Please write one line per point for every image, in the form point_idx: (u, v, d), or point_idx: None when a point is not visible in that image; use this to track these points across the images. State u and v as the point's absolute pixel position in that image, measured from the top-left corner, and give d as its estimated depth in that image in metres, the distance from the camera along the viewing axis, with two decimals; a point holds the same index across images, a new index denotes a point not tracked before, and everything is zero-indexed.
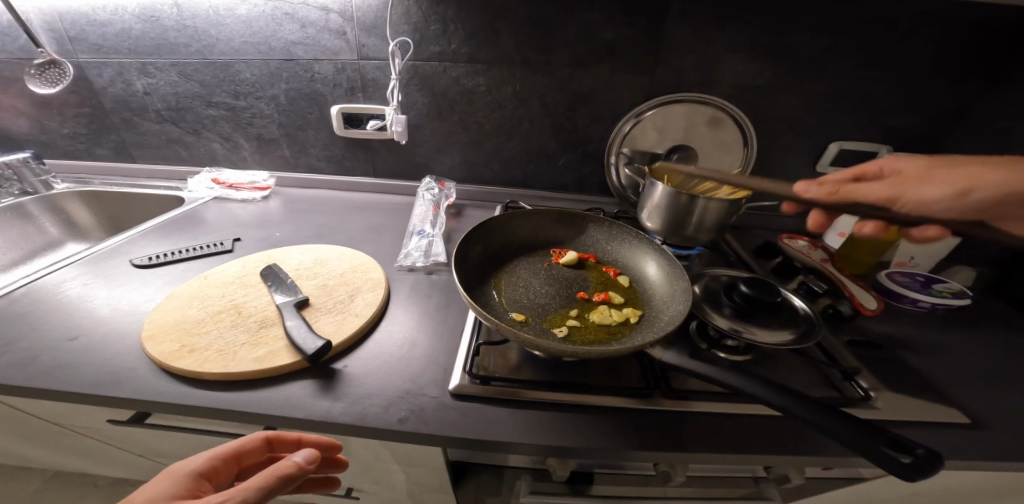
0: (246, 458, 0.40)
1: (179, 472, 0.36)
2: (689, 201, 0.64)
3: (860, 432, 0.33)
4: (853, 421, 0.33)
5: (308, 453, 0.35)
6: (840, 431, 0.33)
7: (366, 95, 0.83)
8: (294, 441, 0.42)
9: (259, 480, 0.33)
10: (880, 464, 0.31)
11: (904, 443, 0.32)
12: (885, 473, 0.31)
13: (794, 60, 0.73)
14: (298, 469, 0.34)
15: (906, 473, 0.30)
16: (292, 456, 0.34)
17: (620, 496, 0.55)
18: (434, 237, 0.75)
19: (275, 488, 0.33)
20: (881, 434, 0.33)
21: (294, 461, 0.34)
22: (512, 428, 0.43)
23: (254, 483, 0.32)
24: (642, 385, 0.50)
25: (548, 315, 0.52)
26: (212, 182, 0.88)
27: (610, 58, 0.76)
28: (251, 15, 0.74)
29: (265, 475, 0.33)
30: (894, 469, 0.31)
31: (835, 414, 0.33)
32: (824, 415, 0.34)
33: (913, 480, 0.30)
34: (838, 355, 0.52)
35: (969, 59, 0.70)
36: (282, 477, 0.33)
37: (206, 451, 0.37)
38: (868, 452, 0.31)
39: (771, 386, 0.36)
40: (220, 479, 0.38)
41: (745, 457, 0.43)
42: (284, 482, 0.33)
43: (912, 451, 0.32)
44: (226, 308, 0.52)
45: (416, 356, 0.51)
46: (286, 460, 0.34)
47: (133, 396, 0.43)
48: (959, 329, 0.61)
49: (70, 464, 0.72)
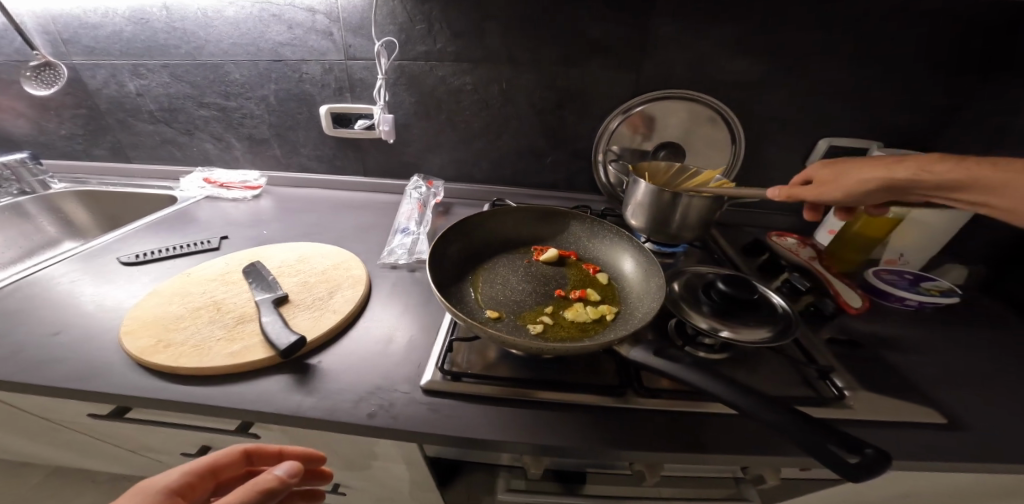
0: (223, 471, 0.41)
1: (151, 489, 0.36)
2: (672, 199, 0.64)
3: (810, 430, 0.32)
4: (804, 420, 0.33)
5: (290, 466, 0.35)
6: (790, 431, 0.32)
7: (354, 95, 0.83)
8: (274, 453, 0.45)
9: (241, 495, 0.33)
10: (824, 462, 0.30)
11: (854, 442, 0.32)
12: (834, 473, 0.30)
13: (780, 56, 0.72)
14: (279, 483, 0.34)
15: (851, 473, 0.30)
16: (273, 470, 0.35)
17: (610, 496, 0.55)
18: (418, 235, 0.76)
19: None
20: (832, 433, 0.32)
21: (276, 474, 0.35)
22: (481, 425, 0.43)
23: (236, 497, 0.32)
24: (616, 383, 0.50)
25: (523, 312, 0.52)
26: (204, 181, 0.90)
27: (595, 56, 0.75)
28: (239, 17, 0.75)
29: (247, 488, 0.33)
30: (839, 469, 0.30)
31: (788, 414, 0.32)
32: (780, 415, 0.33)
33: (857, 480, 0.29)
34: (815, 352, 0.52)
35: (963, 53, 0.68)
36: (263, 492, 0.33)
37: (181, 466, 0.38)
38: (816, 452, 0.31)
39: (725, 384, 0.36)
40: (196, 495, 0.39)
41: (714, 457, 0.43)
42: (266, 498, 0.33)
43: (861, 450, 0.31)
44: (206, 304, 0.53)
45: (392, 352, 0.51)
46: (267, 474, 0.35)
47: (110, 390, 0.43)
48: (948, 328, 0.60)
49: (63, 460, 0.73)
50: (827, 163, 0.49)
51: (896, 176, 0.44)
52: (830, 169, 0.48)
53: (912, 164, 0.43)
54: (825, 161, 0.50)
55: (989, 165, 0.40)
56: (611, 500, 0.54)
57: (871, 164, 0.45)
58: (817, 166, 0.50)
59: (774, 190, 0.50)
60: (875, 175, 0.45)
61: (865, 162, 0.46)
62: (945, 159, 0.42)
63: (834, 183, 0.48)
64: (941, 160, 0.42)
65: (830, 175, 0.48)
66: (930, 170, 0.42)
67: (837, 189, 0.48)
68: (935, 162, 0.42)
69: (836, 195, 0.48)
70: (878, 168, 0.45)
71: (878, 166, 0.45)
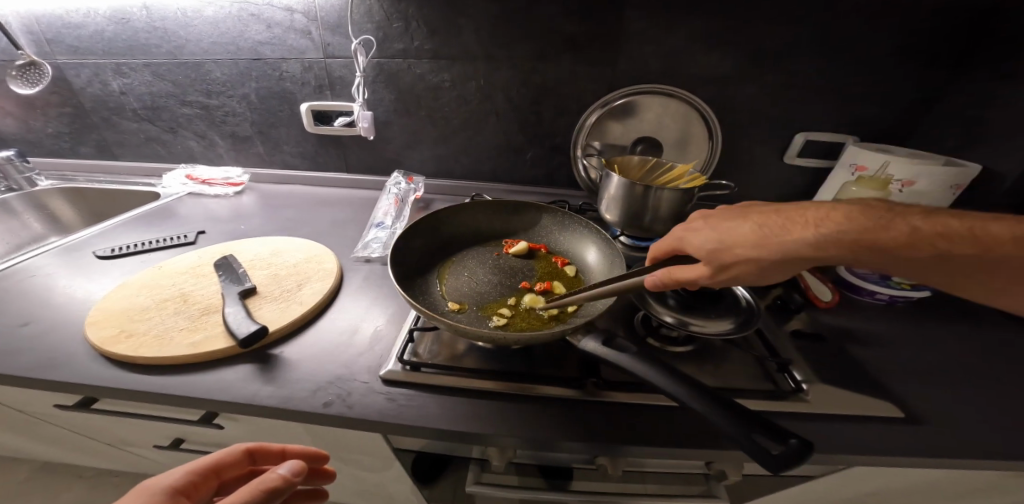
0: (226, 470, 0.41)
1: (155, 488, 0.36)
2: (643, 192, 0.64)
3: (738, 422, 0.32)
4: (735, 411, 0.33)
5: (293, 465, 0.36)
6: (716, 419, 0.32)
7: (334, 92, 0.84)
8: (277, 452, 0.46)
9: (245, 494, 0.33)
10: (748, 453, 0.30)
11: (780, 432, 0.31)
12: (756, 463, 0.30)
13: (754, 51, 0.72)
14: (283, 482, 0.35)
15: (773, 465, 0.29)
16: (277, 469, 0.35)
17: (598, 493, 0.54)
18: (394, 230, 0.77)
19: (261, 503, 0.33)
20: (759, 423, 0.32)
21: (280, 473, 0.35)
22: (437, 416, 0.44)
23: (240, 498, 0.32)
24: (576, 375, 0.50)
25: (486, 304, 0.53)
26: (187, 178, 0.91)
27: (570, 52, 0.76)
28: (218, 17, 0.76)
29: (251, 488, 0.33)
30: (762, 460, 0.30)
31: (717, 404, 0.33)
32: (711, 405, 0.33)
33: (776, 472, 0.29)
34: (780, 347, 0.52)
35: (937, 46, 0.68)
36: (267, 491, 0.34)
37: (185, 465, 0.38)
38: (742, 442, 0.31)
39: (666, 375, 0.36)
40: (200, 494, 0.39)
41: (669, 449, 0.43)
42: (270, 496, 0.34)
43: (785, 441, 0.30)
44: (174, 296, 0.54)
45: (356, 343, 0.52)
46: (270, 473, 0.35)
47: (71, 380, 0.44)
48: (919, 323, 0.60)
49: (42, 453, 0.74)
50: (698, 237, 0.41)
51: (780, 252, 0.37)
52: (709, 246, 0.40)
53: (789, 235, 0.37)
54: (692, 233, 0.42)
55: (854, 220, 0.36)
56: (601, 497, 0.53)
57: (749, 238, 0.38)
58: (687, 240, 0.42)
59: (654, 274, 0.41)
60: (759, 253, 0.38)
61: (741, 233, 0.39)
62: (814, 221, 0.37)
63: (722, 262, 0.39)
64: (811, 222, 0.37)
65: (714, 253, 0.40)
66: (813, 238, 0.36)
67: (729, 269, 0.39)
68: (810, 230, 0.37)
69: (731, 276, 0.40)
70: (758, 243, 0.38)
71: (756, 239, 0.38)
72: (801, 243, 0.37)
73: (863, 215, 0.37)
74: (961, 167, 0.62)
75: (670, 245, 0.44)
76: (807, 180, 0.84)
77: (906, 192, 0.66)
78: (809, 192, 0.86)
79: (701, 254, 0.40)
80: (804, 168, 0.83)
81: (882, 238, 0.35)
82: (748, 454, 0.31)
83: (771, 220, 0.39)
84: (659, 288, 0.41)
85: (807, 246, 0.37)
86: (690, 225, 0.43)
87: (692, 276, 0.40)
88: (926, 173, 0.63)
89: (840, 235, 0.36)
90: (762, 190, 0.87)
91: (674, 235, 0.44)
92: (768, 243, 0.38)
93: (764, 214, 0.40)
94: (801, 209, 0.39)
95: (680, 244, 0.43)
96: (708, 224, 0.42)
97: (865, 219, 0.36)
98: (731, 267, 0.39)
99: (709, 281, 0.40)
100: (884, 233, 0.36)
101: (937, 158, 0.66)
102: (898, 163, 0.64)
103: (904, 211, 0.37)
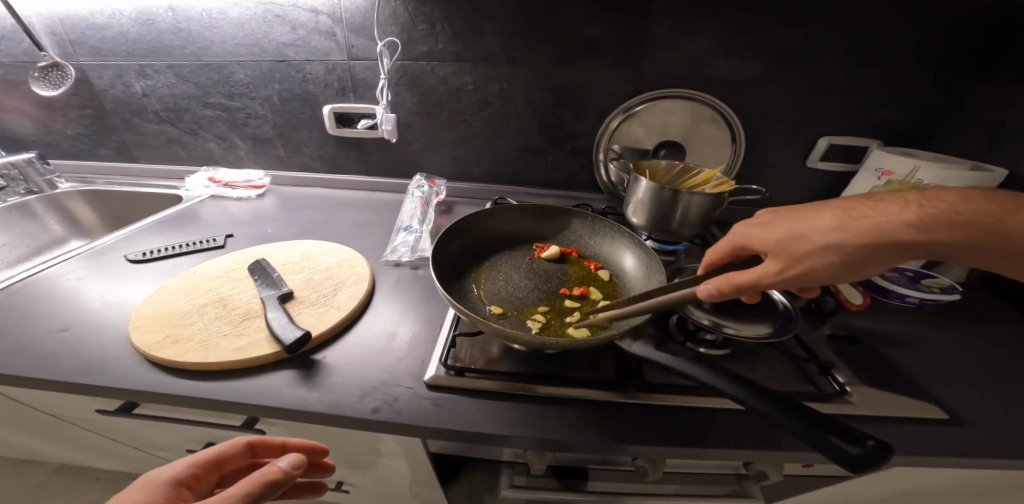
0: (228, 463, 0.41)
1: (157, 480, 0.37)
2: (673, 196, 0.64)
3: (811, 424, 0.33)
4: (805, 414, 0.34)
5: (293, 459, 0.36)
6: (786, 421, 0.34)
7: (357, 94, 0.84)
8: (277, 446, 0.44)
9: (245, 486, 0.34)
10: (828, 455, 0.32)
11: (855, 434, 0.33)
12: (835, 464, 0.32)
13: (779, 56, 0.72)
14: (283, 475, 0.35)
15: (852, 464, 0.31)
16: (277, 462, 0.36)
17: (620, 493, 0.53)
18: (421, 233, 0.77)
19: (261, 494, 0.34)
20: (830, 425, 0.33)
21: (279, 466, 0.35)
22: (487, 420, 0.44)
23: (239, 490, 0.33)
24: (616, 378, 0.50)
25: (527, 308, 0.53)
26: (208, 180, 0.91)
27: (595, 55, 0.76)
28: (243, 18, 0.76)
29: (250, 481, 0.34)
30: (842, 460, 0.32)
31: (790, 407, 0.34)
32: (782, 409, 0.35)
33: (857, 472, 0.31)
34: (817, 350, 0.52)
35: (961, 51, 0.68)
36: (266, 484, 0.34)
37: (187, 458, 0.38)
38: (818, 443, 0.32)
39: (729, 380, 0.38)
40: (202, 486, 0.39)
41: (720, 452, 0.43)
42: (269, 489, 0.35)
43: (861, 442, 0.32)
44: (212, 301, 0.54)
45: (395, 348, 0.52)
46: (270, 466, 0.36)
47: (117, 385, 0.44)
48: (948, 326, 0.60)
49: (66, 457, 0.74)
50: (770, 228, 0.41)
51: (870, 234, 0.36)
52: (782, 236, 0.40)
53: (882, 217, 0.37)
54: (761, 227, 0.42)
55: (954, 203, 0.36)
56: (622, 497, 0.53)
57: (828, 224, 0.38)
58: (759, 234, 0.42)
59: (705, 285, 0.39)
60: (845, 238, 0.37)
61: (819, 221, 0.39)
62: (909, 204, 0.37)
63: (797, 253, 0.38)
64: (905, 205, 0.37)
65: (790, 242, 0.39)
66: (909, 220, 0.36)
67: (810, 258, 0.38)
68: (907, 211, 0.36)
69: (812, 266, 0.38)
70: (839, 229, 0.37)
71: (842, 223, 0.38)
72: (891, 227, 0.36)
73: (952, 197, 0.37)
74: (986, 172, 0.63)
75: (734, 243, 0.44)
76: (829, 183, 0.85)
77: None
78: (830, 195, 0.86)
79: (773, 245, 0.40)
80: (825, 171, 0.83)
81: (977, 218, 0.35)
82: (824, 454, 0.33)
83: (851, 207, 0.38)
84: (716, 299, 0.39)
85: (896, 231, 0.36)
86: (755, 221, 0.44)
87: (765, 268, 0.39)
88: (955, 178, 0.64)
89: (932, 215, 0.36)
90: (783, 193, 0.88)
91: (737, 233, 0.44)
92: (849, 228, 0.37)
93: (840, 204, 0.40)
94: (888, 197, 0.39)
95: (746, 239, 0.43)
96: (781, 217, 0.41)
97: (971, 202, 0.36)
98: (806, 259, 0.38)
99: (787, 273, 0.39)
100: (978, 213, 0.35)
101: (962, 164, 0.67)
102: (928, 168, 0.65)
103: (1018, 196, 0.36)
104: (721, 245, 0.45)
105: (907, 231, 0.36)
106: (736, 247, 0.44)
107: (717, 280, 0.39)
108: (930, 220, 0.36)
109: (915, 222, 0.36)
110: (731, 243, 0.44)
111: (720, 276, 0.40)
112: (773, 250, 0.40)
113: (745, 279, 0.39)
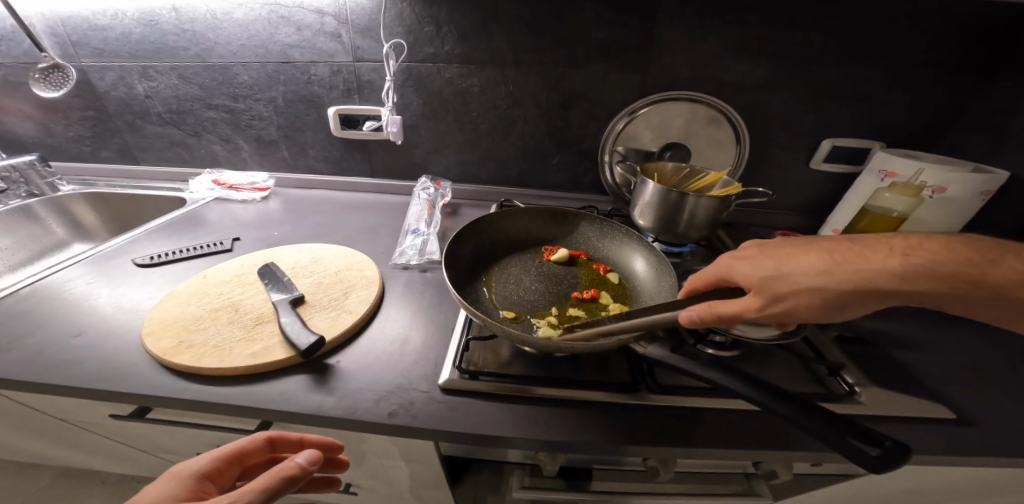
0: (248, 458, 0.41)
1: (183, 473, 0.37)
2: (680, 199, 0.64)
3: (830, 426, 0.34)
4: (824, 416, 0.35)
5: (311, 454, 0.36)
6: (805, 422, 0.35)
7: (363, 96, 0.84)
8: (296, 441, 0.44)
9: (265, 480, 0.34)
10: (850, 458, 0.33)
11: (874, 435, 0.34)
12: (855, 464, 0.33)
13: (784, 59, 0.73)
14: (300, 470, 0.35)
15: (873, 465, 0.32)
16: (295, 457, 0.36)
17: (617, 493, 0.54)
18: (429, 236, 0.77)
19: (279, 489, 0.34)
20: (851, 427, 0.34)
21: (297, 462, 0.36)
22: (504, 422, 0.44)
23: (260, 484, 0.34)
24: (629, 380, 0.50)
25: (539, 312, 0.54)
26: (213, 183, 0.90)
27: (601, 58, 0.76)
28: (248, 19, 0.75)
29: (270, 474, 0.35)
30: (862, 461, 0.32)
31: (809, 409, 0.35)
32: (801, 411, 0.36)
33: (878, 472, 0.32)
34: (825, 351, 0.53)
35: (963, 55, 0.69)
36: (285, 478, 0.35)
37: (209, 452, 0.39)
38: (839, 446, 0.33)
39: (746, 382, 0.39)
40: (224, 480, 0.40)
41: (738, 452, 0.43)
42: (287, 484, 0.35)
43: (881, 443, 0.33)
44: (224, 306, 0.54)
45: (409, 352, 0.52)
46: (290, 461, 0.36)
47: (133, 391, 0.44)
48: (952, 326, 0.61)
49: (73, 461, 0.74)
50: (755, 264, 0.40)
51: (854, 279, 0.37)
52: (765, 274, 0.39)
53: (867, 263, 0.37)
54: (747, 261, 0.41)
55: (943, 252, 0.36)
56: (620, 497, 0.53)
57: (813, 266, 0.38)
58: (741, 268, 0.41)
59: (689, 311, 0.39)
60: (828, 282, 0.37)
61: (804, 263, 0.38)
62: (896, 250, 0.37)
63: (778, 293, 0.38)
64: (890, 251, 0.37)
65: (771, 280, 0.39)
66: (894, 268, 0.36)
67: (790, 298, 0.38)
68: (892, 259, 0.36)
69: (791, 306, 0.38)
70: (822, 272, 0.38)
71: (827, 266, 0.38)
72: (878, 276, 0.36)
73: (953, 247, 0.36)
74: (988, 174, 0.65)
75: (720, 273, 0.43)
76: (832, 185, 0.86)
77: (937, 198, 0.68)
78: (835, 197, 0.87)
79: (754, 282, 0.40)
80: (828, 173, 0.84)
81: (971, 271, 0.35)
82: (842, 454, 0.34)
83: (840, 249, 0.38)
84: (697, 325, 0.39)
85: (883, 279, 0.36)
86: (742, 252, 0.43)
87: (744, 304, 0.39)
88: (959, 180, 0.65)
89: (924, 267, 0.36)
90: (787, 195, 0.88)
91: (724, 263, 0.43)
92: (833, 273, 0.37)
93: (829, 245, 0.40)
94: (875, 241, 0.39)
95: (731, 271, 0.42)
96: (766, 251, 0.41)
97: (957, 252, 0.36)
98: (787, 298, 0.38)
99: (765, 310, 0.39)
100: (973, 268, 0.35)
101: (962, 166, 0.68)
102: (932, 170, 0.66)
103: (1004, 247, 0.36)
104: (703, 274, 0.45)
105: (894, 279, 0.36)
106: (719, 278, 0.44)
107: (703, 308, 0.39)
108: (921, 271, 0.36)
109: (904, 272, 0.36)
110: (716, 274, 0.44)
111: (705, 303, 0.40)
112: (754, 287, 0.40)
113: (724, 312, 0.39)
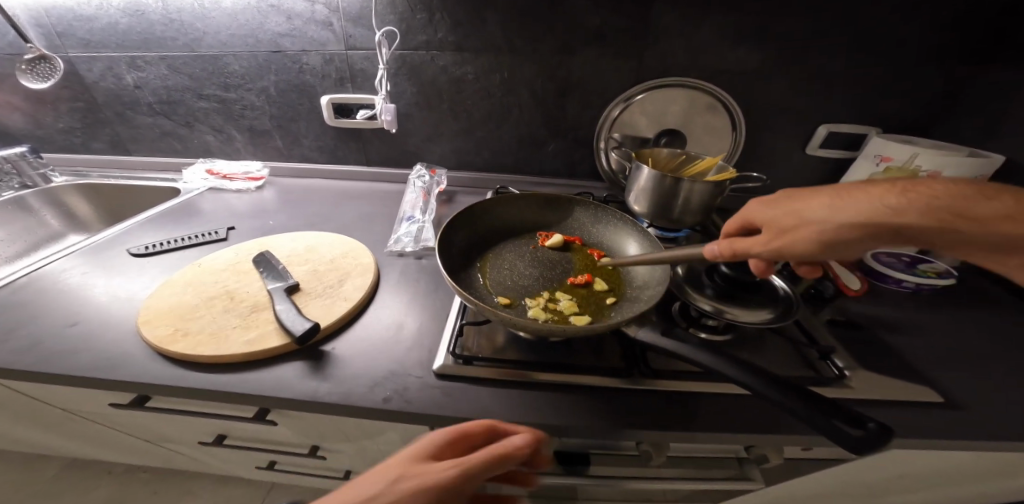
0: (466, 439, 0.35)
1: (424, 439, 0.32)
2: (674, 184, 0.64)
3: (817, 408, 0.35)
4: (812, 399, 0.36)
5: (528, 438, 0.32)
6: (792, 405, 0.35)
7: (355, 85, 0.83)
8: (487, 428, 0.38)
9: (477, 456, 0.29)
10: (834, 440, 0.33)
11: (859, 419, 0.34)
12: (840, 446, 0.34)
13: (780, 46, 0.72)
14: (518, 452, 0.31)
15: (856, 447, 0.33)
16: (514, 439, 0.31)
17: (614, 478, 0.54)
18: (423, 223, 0.77)
19: (487, 468, 0.30)
20: (838, 410, 0.35)
21: (515, 443, 0.31)
22: (497, 407, 0.44)
23: (478, 458, 0.29)
24: (622, 364, 0.51)
25: (533, 296, 0.54)
26: (206, 173, 0.90)
27: (596, 45, 0.75)
28: (236, 8, 0.74)
29: (485, 451, 0.30)
30: (845, 443, 0.33)
31: (796, 393, 0.36)
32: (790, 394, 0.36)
33: (861, 454, 0.32)
34: (817, 335, 0.54)
35: (961, 40, 0.69)
36: (500, 457, 0.30)
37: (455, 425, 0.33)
38: (824, 428, 0.34)
39: (736, 366, 0.39)
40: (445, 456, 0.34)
41: (729, 436, 0.44)
42: (500, 463, 0.30)
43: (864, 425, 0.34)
44: (220, 294, 0.54)
45: (404, 338, 0.53)
46: (507, 441, 0.31)
47: (130, 379, 0.44)
48: (944, 311, 0.62)
49: (75, 451, 0.74)
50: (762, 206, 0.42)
51: (856, 212, 0.36)
52: (771, 214, 0.41)
53: (865, 196, 0.36)
54: (756, 204, 0.43)
55: (944, 187, 0.35)
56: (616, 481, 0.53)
57: (815, 202, 0.38)
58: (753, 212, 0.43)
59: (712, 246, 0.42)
60: (830, 216, 0.37)
61: (810, 200, 0.39)
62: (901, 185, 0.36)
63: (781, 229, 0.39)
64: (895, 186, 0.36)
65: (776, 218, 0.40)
66: (896, 200, 0.35)
67: (793, 233, 0.39)
68: (893, 192, 0.36)
69: (795, 242, 0.39)
70: (824, 208, 0.38)
71: (827, 202, 0.38)
72: (880, 207, 0.35)
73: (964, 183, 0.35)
74: (983, 158, 0.64)
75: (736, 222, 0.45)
76: (828, 172, 0.86)
77: None
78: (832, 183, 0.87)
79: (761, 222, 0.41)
80: (824, 159, 0.84)
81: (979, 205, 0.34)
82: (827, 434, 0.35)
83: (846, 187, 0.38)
84: (717, 259, 0.42)
85: (888, 211, 0.35)
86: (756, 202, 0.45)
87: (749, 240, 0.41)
88: (953, 165, 0.65)
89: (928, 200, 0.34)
90: (783, 182, 0.88)
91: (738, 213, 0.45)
92: (835, 207, 0.37)
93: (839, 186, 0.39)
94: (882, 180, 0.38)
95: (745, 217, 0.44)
96: (776, 196, 0.42)
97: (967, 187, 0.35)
98: (789, 233, 0.39)
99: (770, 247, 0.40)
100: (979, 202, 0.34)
101: (958, 150, 0.68)
102: (927, 155, 0.65)
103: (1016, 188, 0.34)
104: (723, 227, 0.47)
105: (899, 212, 0.35)
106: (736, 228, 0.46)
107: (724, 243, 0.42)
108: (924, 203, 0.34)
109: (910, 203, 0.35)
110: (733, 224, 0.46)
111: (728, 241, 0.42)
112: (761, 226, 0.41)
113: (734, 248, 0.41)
